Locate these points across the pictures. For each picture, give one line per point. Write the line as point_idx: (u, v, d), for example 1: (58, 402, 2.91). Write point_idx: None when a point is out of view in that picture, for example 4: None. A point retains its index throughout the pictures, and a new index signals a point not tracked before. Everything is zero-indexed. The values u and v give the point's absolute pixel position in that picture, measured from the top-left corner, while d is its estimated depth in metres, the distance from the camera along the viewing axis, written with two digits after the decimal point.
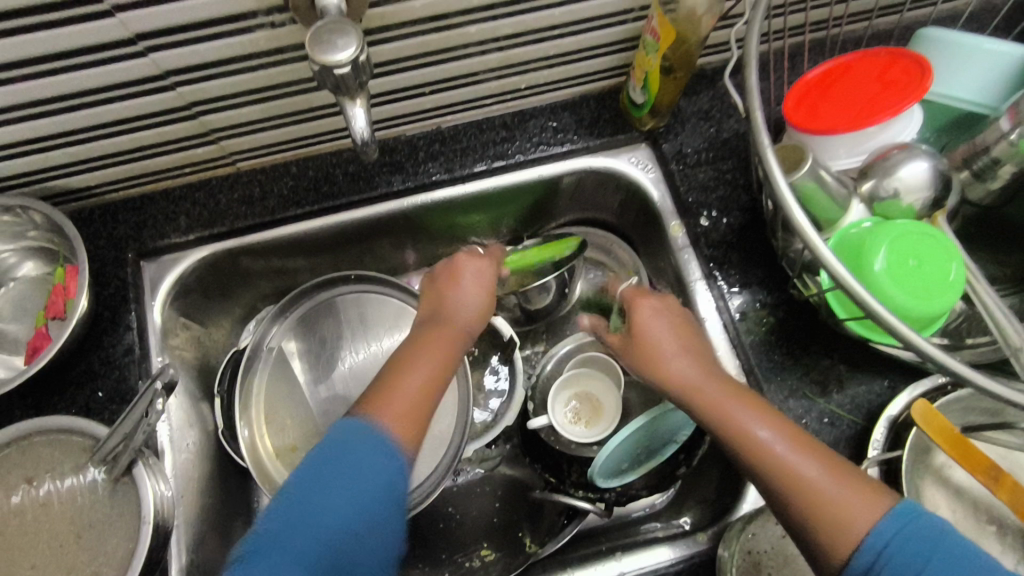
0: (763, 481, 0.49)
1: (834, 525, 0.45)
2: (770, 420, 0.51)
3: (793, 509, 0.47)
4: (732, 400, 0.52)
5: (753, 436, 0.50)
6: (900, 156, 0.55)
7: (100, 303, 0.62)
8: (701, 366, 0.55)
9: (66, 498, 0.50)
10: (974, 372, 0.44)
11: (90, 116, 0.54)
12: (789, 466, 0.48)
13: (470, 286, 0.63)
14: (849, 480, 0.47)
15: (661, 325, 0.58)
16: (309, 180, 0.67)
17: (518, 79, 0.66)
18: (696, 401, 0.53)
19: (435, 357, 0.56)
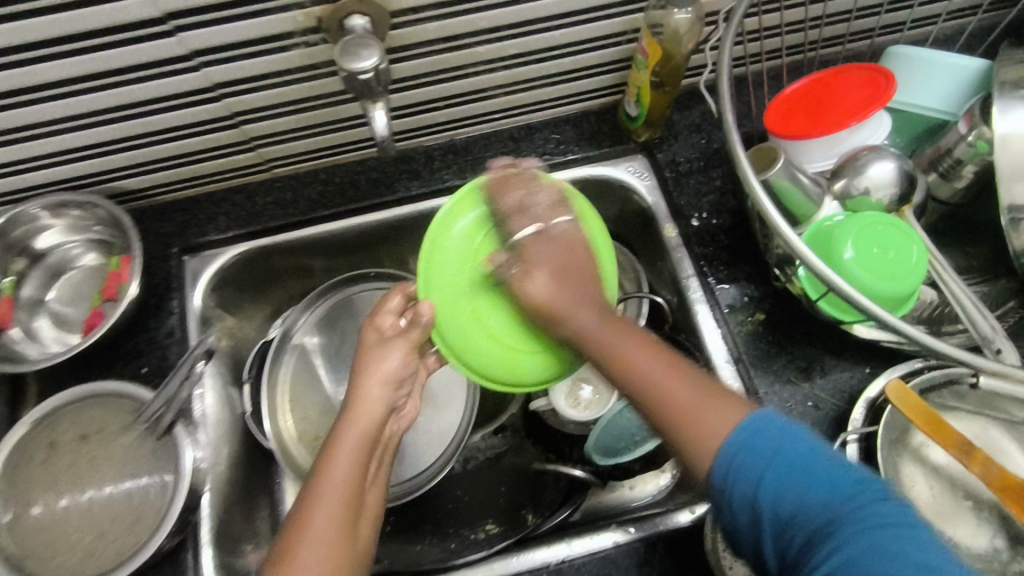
0: (640, 402, 0.49)
1: (698, 437, 0.45)
2: (648, 353, 0.50)
3: (661, 424, 0.47)
4: (615, 330, 0.52)
5: (634, 369, 0.49)
6: (869, 157, 0.60)
7: (147, 291, 0.69)
8: (581, 300, 0.54)
9: (116, 453, 0.57)
10: (936, 340, 0.48)
11: (147, 124, 0.62)
12: (660, 387, 0.48)
13: (375, 377, 0.58)
14: (716, 397, 0.47)
15: (550, 246, 0.58)
16: (336, 186, 0.75)
17: (523, 95, 0.73)
18: (592, 344, 0.52)
19: (341, 482, 0.52)
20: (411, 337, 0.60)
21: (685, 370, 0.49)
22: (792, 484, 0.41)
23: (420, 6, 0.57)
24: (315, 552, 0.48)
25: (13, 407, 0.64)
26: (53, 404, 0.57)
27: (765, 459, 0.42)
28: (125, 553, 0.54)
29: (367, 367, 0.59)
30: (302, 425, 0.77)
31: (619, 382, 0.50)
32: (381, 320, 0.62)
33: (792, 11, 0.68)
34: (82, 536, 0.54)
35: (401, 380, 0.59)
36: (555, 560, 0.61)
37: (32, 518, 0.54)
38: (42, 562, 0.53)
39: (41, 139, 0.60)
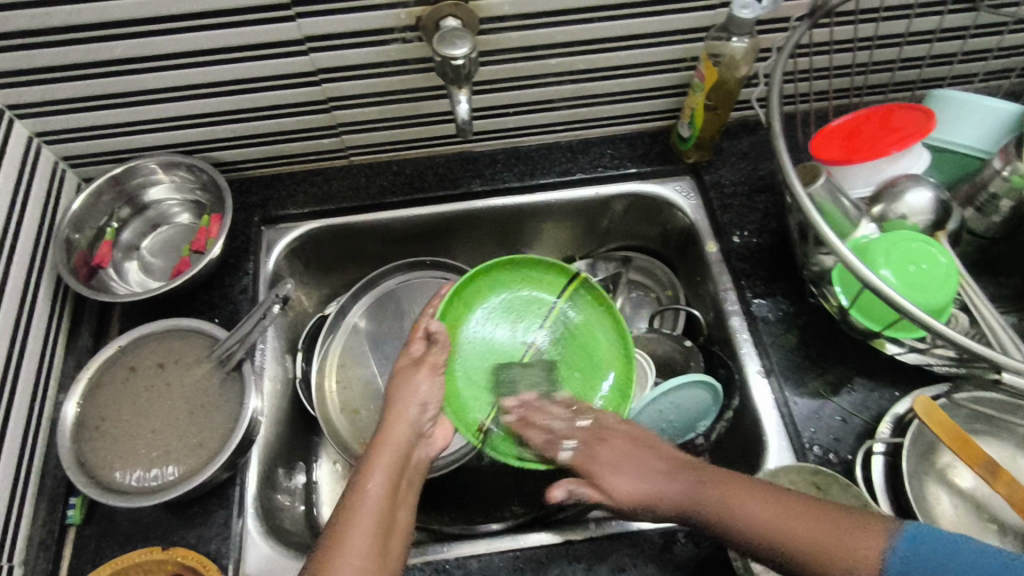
0: (765, 552, 0.48)
1: (854, 566, 0.45)
2: (748, 495, 0.50)
3: (798, 566, 0.47)
4: (686, 470, 0.54)
5: (744, 513, 0.49)
6: (906, 183, 0.65)
7: (227, 252, 0.76)
8: (659, 475, 0.55)
9: (187, 384, 0.62)
10: (971, 341, 0.49)
11: (253, 100, 0.70)
12: (792, 537, 0.47)
13: (403, 414, 0.62)
14: (844, 519, 0.47)
15: (618, 433, 0.60)
16: (405, 177, 0.82)
17: (585, 111, 0.80)
18: (666, 491, 0.53)
19: (374, 497, 0.54)
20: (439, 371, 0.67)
21: (792, 500, 0.50)
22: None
23: (506, 15, 0.65)
24: (359, 543, 0.51)
25: (98, 339, 0.70)
26: (140, 333, 0.63)
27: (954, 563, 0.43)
28: (186, 472, 0.58)
29: (405, 390, 0.64)
30: (343, 396, 0.80)
31: (733, 530, 0.50)
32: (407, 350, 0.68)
33: (840, 55, 0.73)
34: (150, 452, 0.59)
35: (430, 416, 0.64)
36: (577, 538, 0.62)
37: (108, 430, 0.59)
38: (110, 470, 0.57)
39: (161, 103, 0.69)
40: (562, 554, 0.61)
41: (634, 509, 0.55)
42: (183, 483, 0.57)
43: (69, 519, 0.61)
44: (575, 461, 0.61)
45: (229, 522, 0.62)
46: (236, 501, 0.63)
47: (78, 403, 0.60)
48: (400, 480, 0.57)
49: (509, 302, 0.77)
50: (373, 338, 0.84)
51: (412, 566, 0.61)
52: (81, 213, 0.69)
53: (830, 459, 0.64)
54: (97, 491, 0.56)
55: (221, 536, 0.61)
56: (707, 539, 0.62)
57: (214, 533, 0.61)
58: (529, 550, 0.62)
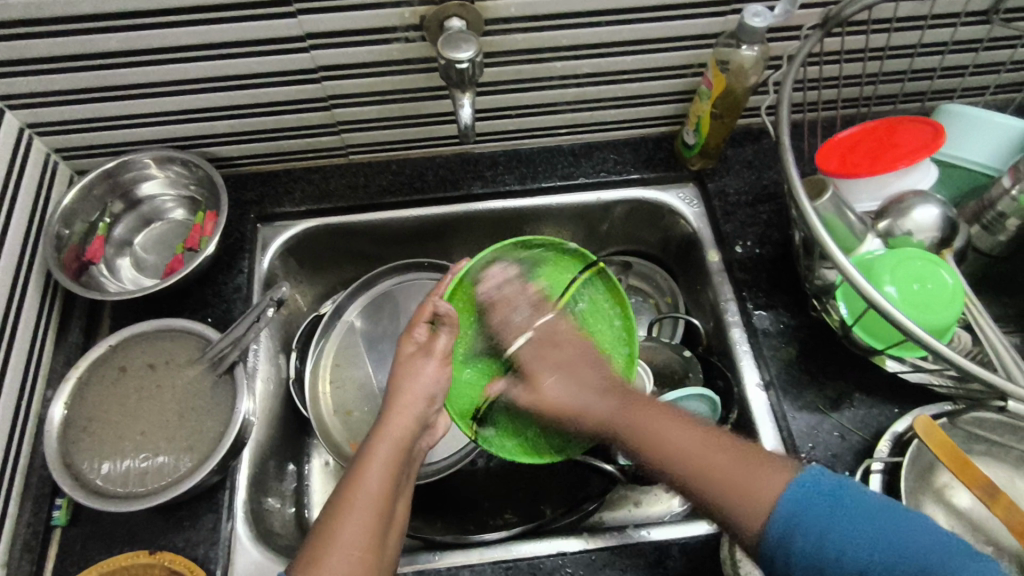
0: (682, 487, 0.50)
1: (743, 497, 0.46)
2: (681, 427, 0.53)
3: (687, 480, 0.50)
4: (615, 393, 0.62)
5: (667, 441, 0.52)
6: (913, 200, 0.64)
7: (222, 249, 0.74)
8: (593, 392, 0.63)
9: (178, 385, 0.61)
10: (973, 364, 0.49)
11: (252, 96, 0.69)
12: (682, 449, 0.51)
13: (409, 407, 0.60)
14: (751, 458, 0.48)
15: (569, 335, 0.71)
16: (405, 177, 0.81)
17: (589, 114, 0.79)
18: (602, 396, 0.62)
19: (372, 492, 0.52)
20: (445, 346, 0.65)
21: (724, 441, 0.51)
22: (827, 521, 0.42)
23: (511, 17, 0.64)
24: (354, 538, 0.49)
25: (88, 336, 0.69)
26: (131, 332, 0.62)
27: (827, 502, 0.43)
28: (174, 477, 0.57)
29: (410, 371, 0.62)
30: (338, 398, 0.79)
31: (661, 466, 0.52)
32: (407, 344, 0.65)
33: (850, 65, 0.72)
34: (139, 455, 0.58)
35: (434, 404, 0.63)
36: (571, 550, 0.62)
37: (96, 432, 0.58)
38: (97, 472, 0.56)
39: (158, 98, 0.67)
40: (555, 566, 0.60)
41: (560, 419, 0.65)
42: (173, 487, 0.56)
43: (54, 520, 0.60)
44: (522, 399, 0.68)
45: (217, 527, 0.61)
46: (225, 505, 0.62)
47: (65, 403, 0.59)
48: (400, 475, 0.56)
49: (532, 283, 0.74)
50: (368, 339, 0.82)
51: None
52: (71, 207, 0.68)
53: (829, 476, 0.64)
54: (85, 495, 0.55)
55: (209, 541, 0.60)
56: (702, 554, 0.61)
57: (203, 537, 0.60)
58: (522, 562, 0.61)
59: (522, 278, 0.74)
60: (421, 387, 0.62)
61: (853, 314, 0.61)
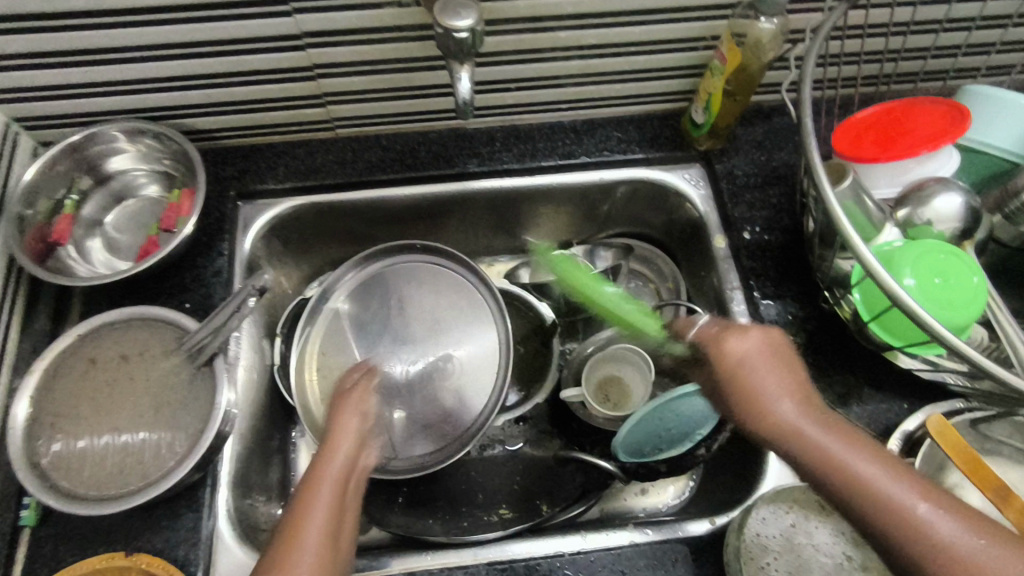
0: (843, 492, 0.44)
1: (960, 561, 0.39)
2: (883, 463, 0.44)
3: (877, 525, 0.42)
4: (834, 425, 0.47)
5: (858, 466, 0.44)
6: (935, 188, 0.60)
7: (200, 230, 0.70)
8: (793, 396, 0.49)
9: (153, 378, 0.57)
10: (998, 366, 0.47)
11: (231, 64, 0.64)
12: (875, 477, 0.43)
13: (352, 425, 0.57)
14: (971, 518, 0.41)
15: (764, 363, 0.50)
16: (396, 153, 0.76)
17: (593, 88, 0.74)
18: (787, 404, 0.48)
19: (326, 503, 0.49)
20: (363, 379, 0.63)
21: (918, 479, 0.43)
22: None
23: None
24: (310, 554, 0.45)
25: (57, 322, 0.65)
26: (101, 321, 0.58)
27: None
28: (151, 477, 0.53)
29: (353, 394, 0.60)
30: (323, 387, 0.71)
31: (851, 499, 0.43)
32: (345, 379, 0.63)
33: (872, 40, 0.67)
34: (112, 454, 0.54)
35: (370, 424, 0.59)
36: (569, 550, 0.59)
37: (65, 429, 0.54)
38: (67, 472, 0.53)
39: (128, 64, 0.62)
40: (552, 567, 0.58)
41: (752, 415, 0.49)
42: (149, 488, 0.53)
43: (23, 520, 0.56)
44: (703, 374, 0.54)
45: (198, 526, 0.58)
46: (206, 503, 0.59)
47: (31, 397, 0.55)
48: (351, 486, 0.52)
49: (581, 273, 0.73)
50: (353, 322, 0.75)
51: None
52: (33, 184, 0.63)
53: None
54: (54, 498, 0.51)
55: (189, 541, 0.57)
56: (704, 554, 0.59)
57: (183, 537, 0.57)
58: (518, 562, 0.59)
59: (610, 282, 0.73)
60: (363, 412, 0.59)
61: (872, 310, 0.58)
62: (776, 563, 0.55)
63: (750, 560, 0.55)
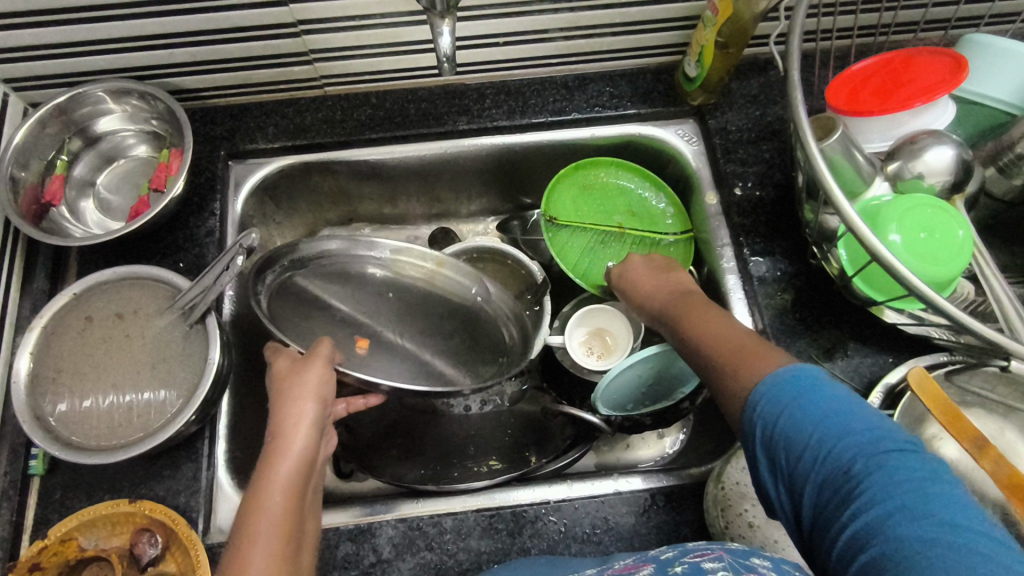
0: (684, 349, 0.53)
1: (736, 380, 0.45)
2: (711, 317, 0.53)
3: (701, 368, 0.50)
4: (682, 303, 0.57)
5: (691, 324, 0.53)
6: (927, 140, 0.59)
7: (192, 190, 0.70)
8: (662, 289, 0.61)
9: (148, 334, 0.59)
10: (975, 321, 0.46)
11: (214, 20, 0.63)
12: (698, 330, 0.52)
13: (301, 402, 0.54)
14: (762, 350, 0.46)
15: (642, 275, 0.64)
16: (385, 112, 0.75)
17: (584, 42, 0.73)
18: (656, 297, 0.61)
19: (278, 501, 0.49)
20: (326, 383, 0.56)
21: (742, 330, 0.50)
22: (805, 427, 0.40)
23: None
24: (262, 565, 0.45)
25: (55, 282, 0.66)
26: (96, 280, 0.60)
27: (797, 396, 0.41)
28: (149, 429, 0.56)
29: (302, 372, 0.55)
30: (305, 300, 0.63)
31: (688, 350, 0.52)
32: (280, 362, 0.58)
33: None
34: (110, 407, 0.56)
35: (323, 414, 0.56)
36: (553, 499, 0.62)
37: (65, 383, 0.56)
38: (69, 424, 0.55)
39: (108, 22, 0.61)
40: (536, 514, 0.60)
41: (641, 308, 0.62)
42: (148, 439, 0.55)
43: (31, 470, 0.59)
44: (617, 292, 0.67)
45: (197, 476, 0.60)
46: (205, 454, 0.61)
47: (31, 354, 0.57)
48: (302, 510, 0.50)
49: (591, 189, 0.79)
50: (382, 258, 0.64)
51: (386, 523, 0.59)
52: (25, 145, 0.63)
53: None
54: (55, 448, 0.53)
55: (190, 490, 0.60)
56: (685, 503, 0.61)
57: (183, 486, 0.60)
58: (505, 509, 0.61)
59: (615, 180, 0.79)
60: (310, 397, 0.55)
61: (856, 267, 0.58)
62: (754, 510, 0.56)
63: (728, 507, 0.57)
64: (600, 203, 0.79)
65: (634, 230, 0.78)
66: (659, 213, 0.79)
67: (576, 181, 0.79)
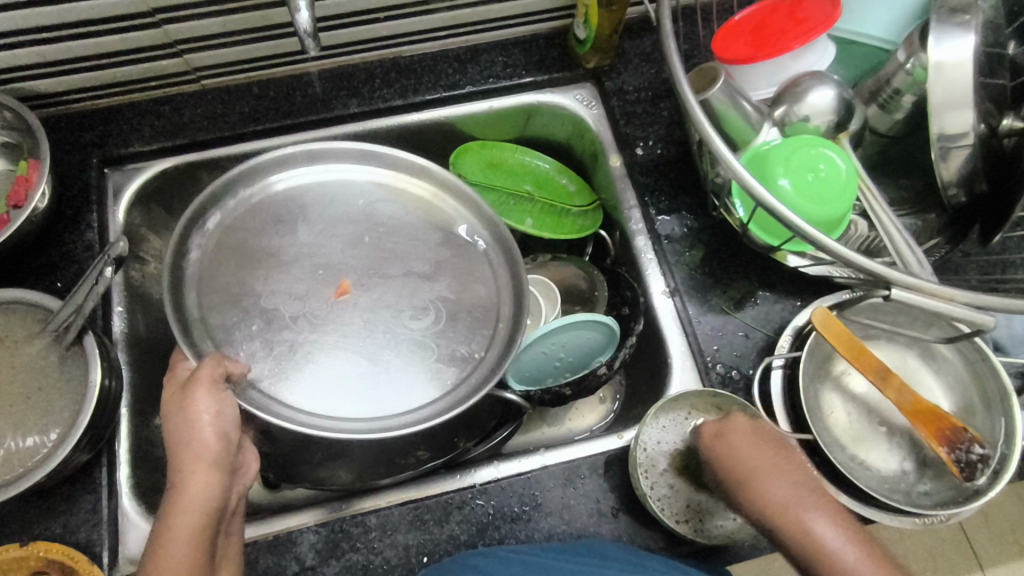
0: (819, 558, 0.43)
1: None
2: (824, 509, 0.45)
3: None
4: (815, 492, 0.46)
5: (794, 524, 0.45)
6: (809, 82, 0.60)
7: (62, 203, 0.65)
8: (796, 486, 0.47)
9: (20, 362, 0.54)
10: (854, 254, 0.46)
11: (54, 15, 0.58)
12: (818, 552, 0.43)
13: (195, 423, 0.49)
14: None
15: (744, 439, 0.51)
16: (269, 101, 0.71)
17: (469, 11, 0.71)
18: (779, 493, 0.47)
19: (190, 516, 0.46)
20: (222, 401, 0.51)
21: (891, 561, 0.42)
22: None
23: None
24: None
25: None
26: None
27: None
28: (31, 463, 0.52)
29: (193, 391, 0.50)
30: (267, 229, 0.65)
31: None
32: (177, 371, 0.54)
33: None
34: None
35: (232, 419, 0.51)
36: (481, 481, 0.60)
37: None
38: None
39: None
40: (463, 500, 0.58)
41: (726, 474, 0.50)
42: (29, 474, 0.51)
43: None
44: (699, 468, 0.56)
45: (97, 507, 0.56)
46: (104, 483, 0.57)
47: None
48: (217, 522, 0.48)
49: (497, 162, 0.76)
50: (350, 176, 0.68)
51: (306, 530, 0.57)
52: None
53: (733, 376, 0.63)
54: None
55: (90, 523, 0.56)
56: (613, 469, 0.60)
57: (82, 519, 0.56)
58: (431, 498, 0.59)
59: (519, 155, 0.77)
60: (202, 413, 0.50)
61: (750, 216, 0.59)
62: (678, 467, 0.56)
63: (650, 467, 0.57)
64: (508, 177, 0.76)
65: (546, 200, 0.76)
66: (566, 186, 0.77)
67: (479, 156, 0.76)
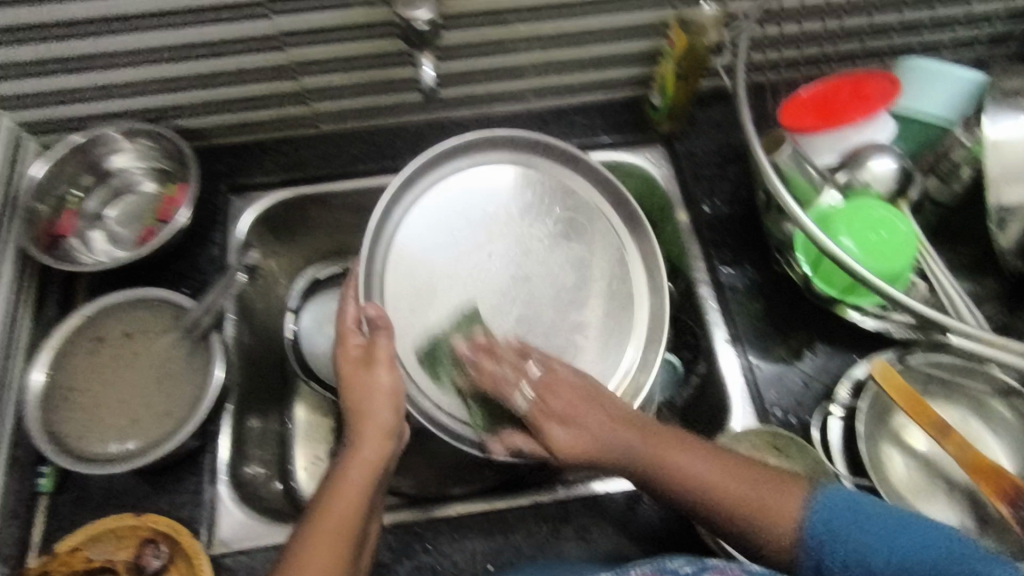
0: (680, 485, 0.53)
1: (771, 518, 0.50)
2: (684, 448, 0.54)
3: (708, 500, 0.52)
4: (631, 427, 0.56)
5: (673, 463, 0.53)
6: (870, 152, 0.65)
7: (195, 222, 0.75)
8: (602, 421, 0.56)
9: (155, 352, 0.63)
10: (915, 303, 0.50)
11: (214, 65, 0.69)
12: (692, 475, 0.52)
13: (369, 395, 0.56)
14: (768, 478, 0.52)
15: (561, 394, 0.57)
16: (376, 146, 0.81)
17: (558, 78, 0.79)
18: (626, 438, 0.55)
19: (357, 483, 0.53)
20: (388, 373, 0.57)
21: (736, 461, 0.53)
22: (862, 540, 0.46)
23: None
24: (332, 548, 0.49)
25: (64, 309, 0.71)
26: (106, 304, 0.63)
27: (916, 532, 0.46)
28: (156, 440, 0.59)
29: (368, 365, 0.57)
30: (430, 217, 0.66)
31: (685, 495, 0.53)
32: (348, 347, 0.58)
33: (809, 23, 0.74)
34: (119, 420, 0.60)
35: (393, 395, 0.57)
36: (546, 500, 0.63)
37: (77, 400, 0.60)
38: (79, 436, 0.58)
39: (116, 69, 0.67)
40: (529, 516, 0.62)
41: (569, 452, 0.56)
42: (154, 450, 0.58)
43: (41, 487, 0.62)
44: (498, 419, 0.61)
45: (200, 489, 0.62)
46: (208, 469, 0.63)
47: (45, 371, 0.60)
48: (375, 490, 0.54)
49: None
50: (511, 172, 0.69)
51: (383, 530, 0.61)
52: (42, 182, 0.69)
53: (790, 421, 0.67)
54: (64, 459, 0.56)
55: (193, 503, 0.62)
56: None
57: (187, 499, 0.62)
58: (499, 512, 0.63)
59: None
60: (373, 385, 0.56)
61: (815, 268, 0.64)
62: None
63: None
64: None
65: None
66: None
67: None
